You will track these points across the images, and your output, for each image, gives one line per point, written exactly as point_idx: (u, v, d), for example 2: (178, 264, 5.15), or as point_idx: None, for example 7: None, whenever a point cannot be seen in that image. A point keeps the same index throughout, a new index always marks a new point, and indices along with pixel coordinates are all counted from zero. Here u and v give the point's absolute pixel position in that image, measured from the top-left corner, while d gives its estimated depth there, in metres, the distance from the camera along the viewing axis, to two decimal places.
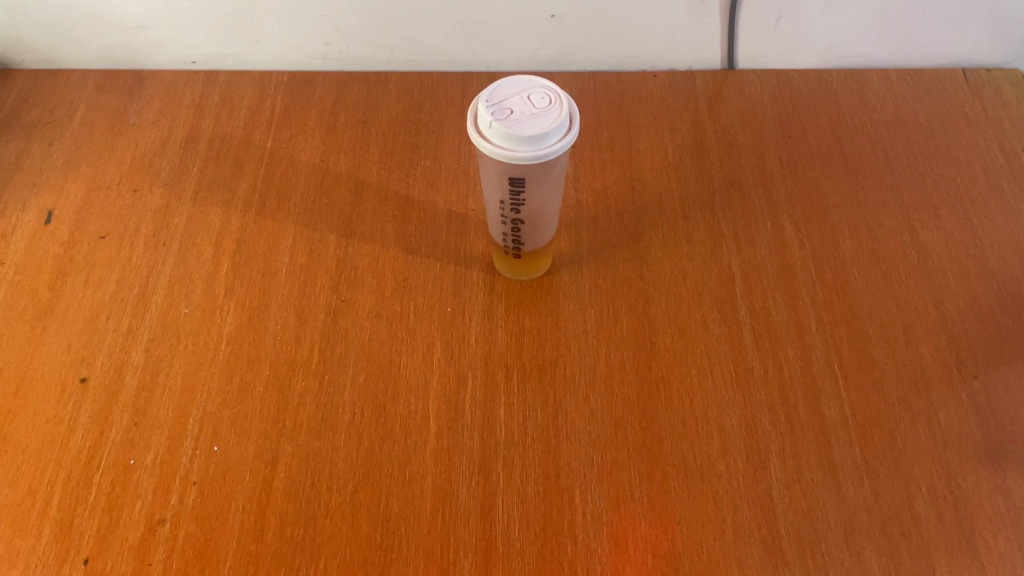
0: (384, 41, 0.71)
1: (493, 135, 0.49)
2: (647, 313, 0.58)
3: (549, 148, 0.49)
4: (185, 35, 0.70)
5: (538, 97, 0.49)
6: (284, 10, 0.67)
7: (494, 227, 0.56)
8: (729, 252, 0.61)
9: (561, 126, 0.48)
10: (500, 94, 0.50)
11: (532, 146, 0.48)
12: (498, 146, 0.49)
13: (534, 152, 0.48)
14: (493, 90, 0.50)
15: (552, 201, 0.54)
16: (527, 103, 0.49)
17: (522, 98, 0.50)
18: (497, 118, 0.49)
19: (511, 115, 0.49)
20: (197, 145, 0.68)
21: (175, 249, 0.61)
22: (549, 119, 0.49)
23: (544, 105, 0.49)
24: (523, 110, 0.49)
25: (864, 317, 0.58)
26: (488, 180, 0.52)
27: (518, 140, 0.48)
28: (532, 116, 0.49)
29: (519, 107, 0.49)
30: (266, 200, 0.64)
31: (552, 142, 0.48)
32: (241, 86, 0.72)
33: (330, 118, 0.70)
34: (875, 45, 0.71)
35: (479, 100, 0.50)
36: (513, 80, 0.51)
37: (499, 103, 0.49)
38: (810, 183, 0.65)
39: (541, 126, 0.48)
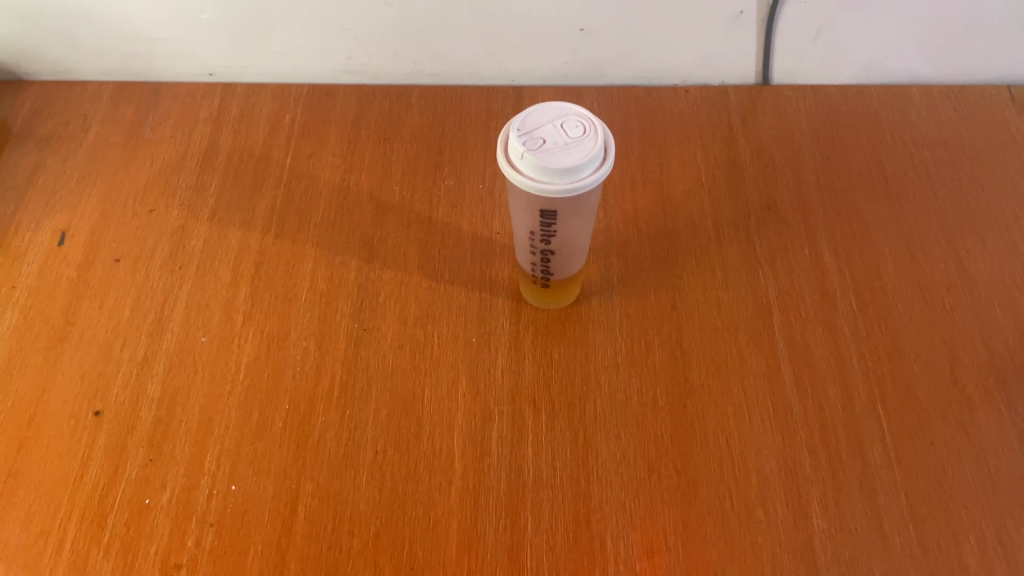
0: (407, 53, 0.69)
1: (524, 166, 0.47)
2: (681, 345, 0.56)
3: (582, 180, 0.46)
4: (203, 47, 0.68)
5: (572, 126, 0.47)
6: (304, 20, 0.66)
7: (523, 256, 0.54)
8: (766, 280, 0.59)
9: (595, 157, 0.46)
10: (532, 122, 0.48)
11: (565, 178, 0.46)
12: (529, 177, 0.47)
13: (566, 185, 0.46)
14: (525, 117, 0.48)
15: (584, 231, 0.52)
16: (560, 133, 0.47)
17: (555, 126, 0.48)
18: (529, 147, 0.46)
19: (543, 144, 0.47)
20: (215, 162, 0.66)
21: (192, 272, 0.59)
22: (583, 149, 0.46)
23: (578, 134, 0.47)
24: (556, 139, 0.47)
25: (907, 352, 0.55)
26: (517, 210, 0.50)
27: (550, 172, 0.46)
28: (566, 146, 0.47)
29: (552, 136, 0.47)
30: (285, 221, 0.62)
31: (587, 173, 0.46)
32: (260, 100, 0.70)
33: (352, 134, 0.67)
34: (917, 60, 0.68)
35: (511, 128, 0.48)
36: (546, 106, 0.49)
37: (531, 131, 0.47)
38: (850, 206, 0.62)
39: (574, 157, 0.46)
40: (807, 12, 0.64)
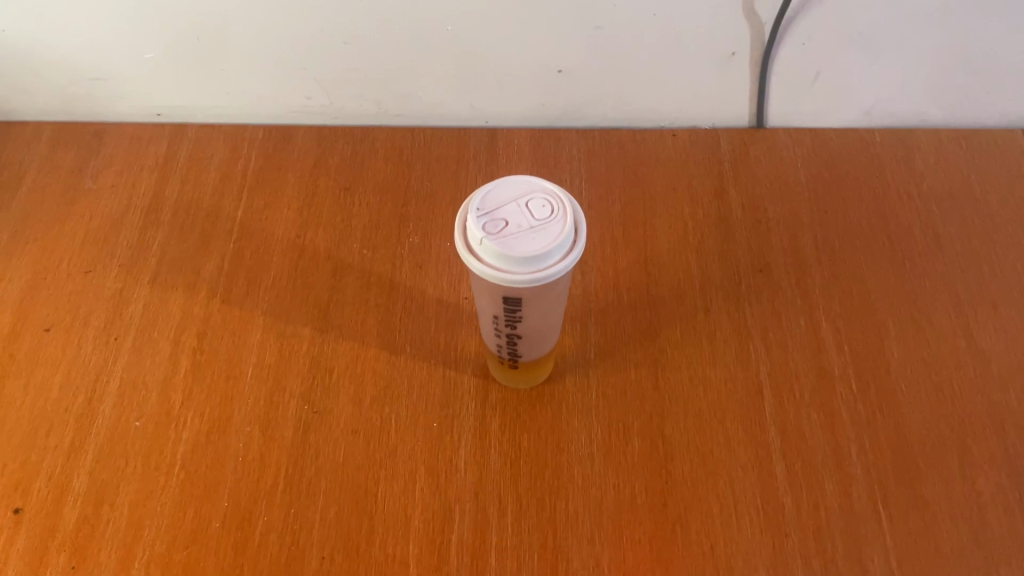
0: (371, 94, 0.63)
1: (483, 252, 0.41)
2: (663, 432, 0.50)
3: (549, 268, 0.41)
4: (149, 87, 0.63)
5: (537, 205, 0.42)
6: (258, 60, 0.61)
7: (487, 337, 0.49)
8: (757, 355, 0.53)
9: (562, 243, 0.41)
10: (493, 201, 0.43)
11: (529, 266, 0.41)
12: (489, 265, 0.41)
13: (531, 274, 0.41)
14: (485, 196, 0.43)
15: (554, 311, 0.47)
16: (524, 214, 0.42)
17: (518, 205, 0.43)
18: (489, 233, 0.41)
19: (505, 227, 0.42)
20: (159, 216, 0.60)
21: (129, 345, 0.54)
22: (548, 234, 0.41)
23: (544, 215, 0.42)
24: (519, 221, 0.42)
25: (913, 442, 0.50)
26: (479, 292, 0.45)
27: (512, 260, 0.41)
28: (529, 230, 0.41)
29: (514, 217, 0.42)
30: (233, 285, 0.57)
31: (553, 262, 0.41)
32: (212, 142, 0.65)
33: (310, 184, 0.62)
34: (925, 104, 0.63)
35: (469, 208, 0.43)
36: (509, 181, 0.44)
37: (492, 213, 0.42)
38: (850, 271, 0.57)
39: (539, 243, 0.41)
40: (804, 54, 0.59)
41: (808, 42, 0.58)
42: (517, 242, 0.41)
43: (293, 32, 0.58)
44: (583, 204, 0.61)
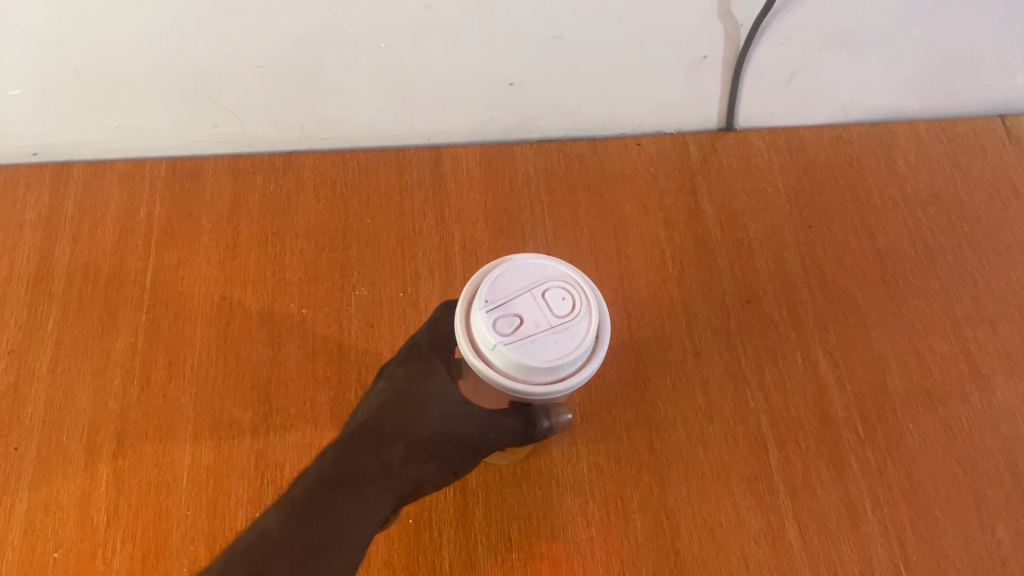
0: (292, 118, 0.54)
1: (495, 357, 0.35)
2: (666, 504, 0.46)
3: (569, 375, 0.35)
4: (19, 123, 0.52)
5: (557, 298, 0.35)
6: (154, 89, 0.51)
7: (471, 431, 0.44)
8: (755, 402, 0.49)
9: (586, 348, 0.34)
10: (503, 293, 0.35)
11: (548, 374, 0.35)
12: (501, 372, 0.35)
13: (550, 385, 0.35)
14: (494, 283, 0.35)
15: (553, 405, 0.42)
16: (542, 310, 0.35)
17: (532, 294, 0.35)
18: (502, 336, 0.34)
19: (519, 326, 0.34)
20: (51, 286, 0.51)
21: (33, 455, 0.46)
22: (570, 335, 0.34)
23: (564, 309, 0.35)
24: (535, 318, 0.35)
25: (928, 491, 0.46)
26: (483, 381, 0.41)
27: (531, 371, 0.34)
28: (548, 330, 0.34)
29: (529, 312, 0.35)
30: (153, 367, 0.49)
31: (576, 371, 0.35)
32: (105, 187, 0.55)
33: (228, 233, 0.54)
34: (903, 97, 0.58)
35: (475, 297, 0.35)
36: (517, 261, 0.36)
37: (503, 308, 0.35)
38: (842, 295, 0.53)
39: (560, 349, 0.34)
40: (781, 52, 0.53)
41: (786, 41, 0.53)
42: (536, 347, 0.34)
43: (194, 57, 0.49)
44: (547, 235, 0.55)
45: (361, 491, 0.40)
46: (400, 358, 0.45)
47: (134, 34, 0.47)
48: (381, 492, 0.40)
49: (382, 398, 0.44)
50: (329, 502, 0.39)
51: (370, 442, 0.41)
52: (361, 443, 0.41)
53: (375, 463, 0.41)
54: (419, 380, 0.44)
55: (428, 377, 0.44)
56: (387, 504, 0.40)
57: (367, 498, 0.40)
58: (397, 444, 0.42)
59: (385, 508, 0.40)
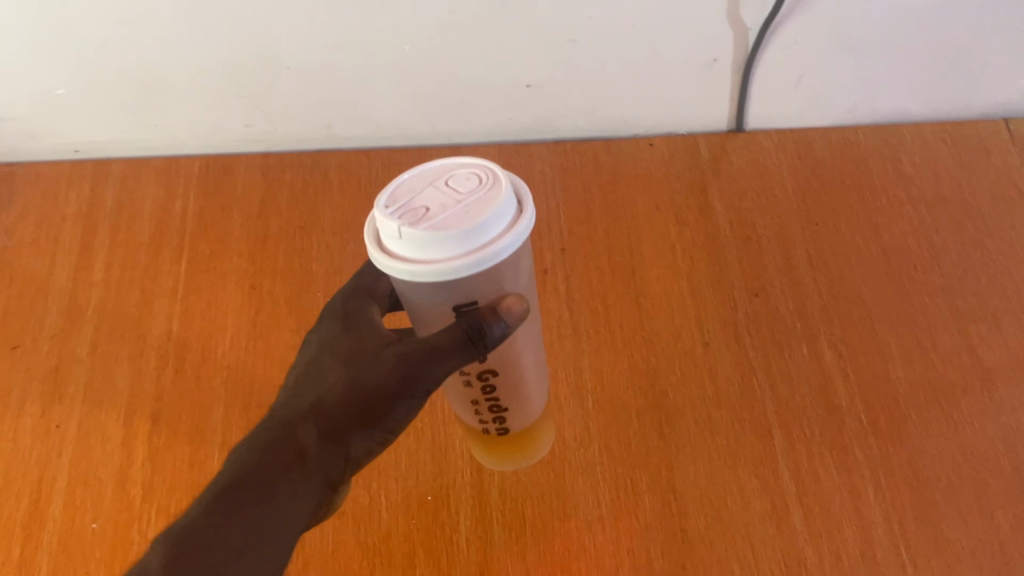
0: (320, 119, 0.57)
1: (401, 246, 0.27)
2: (674, 486, 0.47)
3: (493, 245, 0.27)
4: (64, 123, 0.56)
5: (462, 177, 0.28)
6: (191, 90, 0.54)
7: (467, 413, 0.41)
8: (762, 391, 0.51)
9: (504, 205, 0.27)
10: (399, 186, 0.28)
11: (469, 241, 0.27)
12: (410, 262, 0.27)
13: (469, 254, 0.27)
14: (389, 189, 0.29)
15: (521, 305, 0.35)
16: (447, 189, 0.28)
17: (434, 187, 0.29)
18: (401, 219, 0.27)
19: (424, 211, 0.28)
20: (91, 274, 0.54)
21: (74, 432, 0.48)
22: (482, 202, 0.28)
23: (472, 186, 0.28)
24: (440, 200, 0.28)
25: (930, 477, 0.47)
26: (419, 316, 0.34)
27: (438, 241, 0.26)
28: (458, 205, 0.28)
29: (434, 198, 0.28)
30: (186, 351, 0.51)
31: (495, 235, 0.27)
32: (143, 183, 0.58)
33: (258, 226, 0.56)
34: (909, 101, 0.60)
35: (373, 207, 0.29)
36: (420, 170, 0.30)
37: (404, 202, 0.28)
38: (848, 290, 0.55)
39: (472, 214, 0.27)
40: (789, 57, 0.55)
41: (793, 46, 0.54)
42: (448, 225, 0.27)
43: (228, 59, 0.51)
44: (562, 232, 0.57)
45: (268, 485, 0.35)
46: (325, 319, 0.42)
47: (173, 37, 0.49)
48: (298, 481, 0.36)
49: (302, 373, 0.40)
50: (232, 504, 0.34)
51: (279, 435, 0.37)
52: (271, 431, 0.37)
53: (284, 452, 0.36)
54: (332, 348, 0.39)
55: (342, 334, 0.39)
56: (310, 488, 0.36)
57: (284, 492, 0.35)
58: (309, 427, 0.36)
59: (308, 493, 0.36)
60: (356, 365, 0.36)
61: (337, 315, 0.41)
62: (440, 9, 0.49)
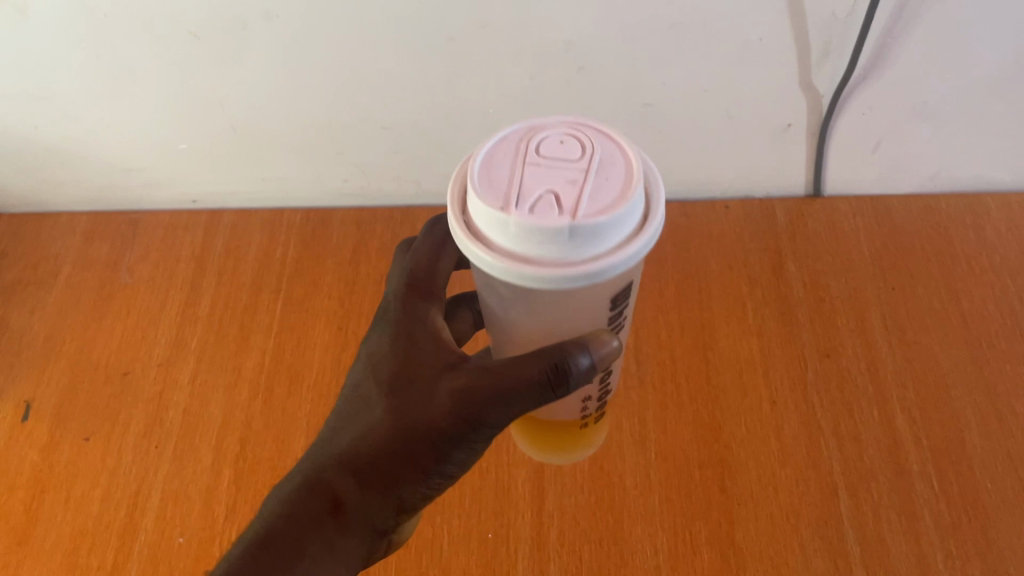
0: (410, 175, 0.61)
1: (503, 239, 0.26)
2: (733, 540, 0.47)
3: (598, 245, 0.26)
4: (185, 177, 0.62)
5: (565, 147, 0.27)
6: (295, 147, 0.59)
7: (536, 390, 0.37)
8: (829, 451, 0.51)
9: (626, 209, 0.25)
10: (510, 187, 0.26)
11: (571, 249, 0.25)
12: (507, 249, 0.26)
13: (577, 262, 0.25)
14: (481, 172, 0.27)
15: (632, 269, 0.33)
16: (563, 176, 0.26)
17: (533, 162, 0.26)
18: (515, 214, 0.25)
19: (529, 175, 0.26)
20: (197, 310, 0.60)
21: (169, 452, 0.53)
22: (618, 193, 0.26)
23: (577, 166, 0.26)
24: (567, 171, 0.26)
25: (1002, 547, 0.46)
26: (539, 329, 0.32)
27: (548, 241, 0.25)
28: (588, 182, 0.26)
29: (552, 168, 0.26)
30: (275, 384, 0.55)
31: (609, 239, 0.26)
32: (249, 230, 0.64)
33: (349, 271, 0.60)
34: (994, 168, 0.59)
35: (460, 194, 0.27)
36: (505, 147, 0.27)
37: (500, 154, 0.27)
38: (923, 354, 0.54)
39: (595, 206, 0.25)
40: (863, 124, 0.55)
41: (867, 111, 0.54)
42: (571, 207, 0.25)
43: (328, 119, 0.56)
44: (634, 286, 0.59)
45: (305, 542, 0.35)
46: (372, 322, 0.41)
47: (278, 99, 0.54)
48: (336, 534, 0.36)
49: (338, 411, 0.39)
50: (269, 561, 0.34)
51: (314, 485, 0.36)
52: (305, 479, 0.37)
53: (319, 506, 0.36)
54: (375, 367, 0.37)
55: (388, 354, 0.37)
56: (350, 537, 0.36)
57: (318, 548, 0.35)
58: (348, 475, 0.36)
59: (348, 546, 0.36)
60: (393, 396, 0.35)
61: (384, 320, 0.39)
62: (521, 75, 0.51)
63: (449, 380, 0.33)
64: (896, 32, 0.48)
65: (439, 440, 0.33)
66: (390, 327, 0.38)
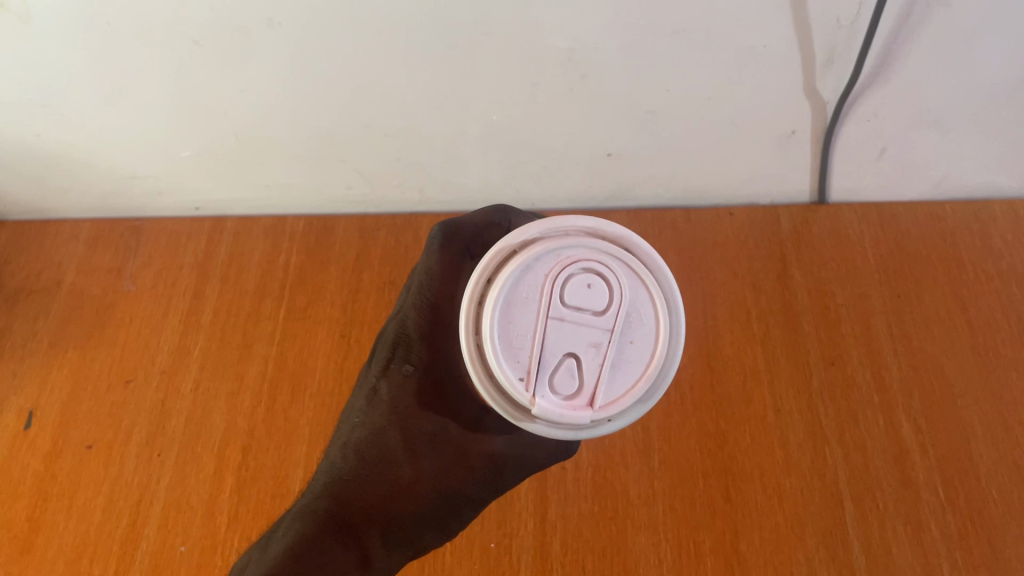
0: (413, 182, 0.61)
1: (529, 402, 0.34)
2: (738, 551, 0.48)
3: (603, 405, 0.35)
4: (188, 183, 0.62)
5: (587, 299, 0.34)
6: (297, 155, 0.59)
7: None
8: (834, 461, 0.51)
9: (627, 385, 0.35)
10: (534, 346, 0.34)
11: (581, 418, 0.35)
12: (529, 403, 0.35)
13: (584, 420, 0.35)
14: (504, 322, 0.34)
15: None
16: (580, 344, 0.34)
17: (559, 329, 0.34)
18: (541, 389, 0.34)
19: (551, 337, 0.34)
20: (200, 318, 0.60)
21: (172, 460, 0.53)
22: (628, 370, 0.35)
23: (592, 334, 0.34)
24: (588, 336, 0.34)
25: (1009, 557, 0.46)
26: None
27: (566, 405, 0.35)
28: (606, 352, 0.34)
29: (573, 334, 0.34)
30: (278, 392, 0.56)
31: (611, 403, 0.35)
32: (252, 236, 0.64)
33: (352, 278, 0.61)
34: (1001, 175, 0.58)
35: (486, 339, 0.34)
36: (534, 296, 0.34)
37: (523, 297, 0.34)
38: (930, 362, 0.54)
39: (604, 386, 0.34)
40: (869, 131, 0.55)
41: (873, 118, 0.54)
42: (587, 389, 0.34)
43: (333, 127, 0.56)
44: None
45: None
46: (379, 355, 0.47)
47: (281, 107, 0.54)
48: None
49: (347, 439, 0.46)
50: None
51: (341, 531, 0.42)
52: (329, 521, 0.42)
53: (348, 552, 0.41)
54: (402, 421, 0.45)
55: (420, 414, 0.45)
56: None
57: None
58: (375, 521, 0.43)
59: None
60: (428, 454, 0.45)
61: (405, 372, 0.46)
62: (525, 82, 0.51)
63: (478, 446, 0.45)
64: (901, 39, 0.47)
65: (459, 497, 0.46)
66: (418, 388, 0.45)
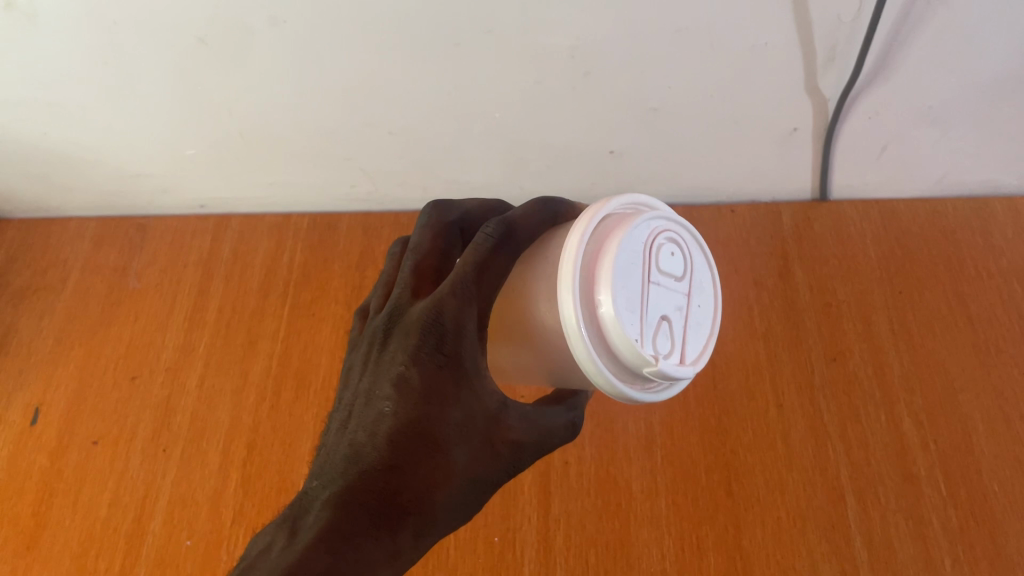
0: (416, 180, 0.62)
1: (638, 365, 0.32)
2: (740, 545, 0.48)
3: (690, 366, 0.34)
4: (193, 181, 0.62)
5: (671, 262, 0.34)
6: (301, 153, 0.59)
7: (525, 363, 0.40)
8: (836, 456, 0.51)
9: (702, 345, 0.35)
10: (644, 306, 0.32)
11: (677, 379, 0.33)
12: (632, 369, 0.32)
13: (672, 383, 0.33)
14: (620, 283, 0.31)
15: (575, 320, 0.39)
16: (671, 305, 0.33)
17: (658, 288, 0.33)
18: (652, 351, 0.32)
19: (655, 298, 0.32)
20: (205, 315, 0.60)
21: (177, 456, 0.54)
22: (702, 330, 0.35)
23: (677, 295, 0.34)
24: (674, 300, 0.33)
25: (1011, 552, 0.46)
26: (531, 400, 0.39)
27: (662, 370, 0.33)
28: (687, 313, 0.34)
29: (665, 296, 0.33)
30: (282, 389, 0.56)
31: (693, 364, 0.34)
32: (257, 235, 0.64)
33: (356, 275, 0.61)
34: (1001, 171, 0.58)
35: (605, 301, 0.31)
36: (636, 255, 0.32)
37: (630, 259, 0.32)
38: (932, 358, 0.54)
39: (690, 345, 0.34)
40: (870, 128, 0.55)
41: (874, 115, 0.54)
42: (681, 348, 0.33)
43: (336, 125, 0.56)
44: None
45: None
46: (397, 338, 0.34)
47: (286, 105, 0.54)
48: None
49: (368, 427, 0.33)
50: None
51: (373, 523, 0.31)
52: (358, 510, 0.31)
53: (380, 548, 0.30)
54: (432, 401, 0.32)
55: (452, 394, 0.33)
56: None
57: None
58: (403, 527, 0.31)
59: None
60: (460, 444, 0.33)
61: (437, 361, 0.33)
62: (528, 80, 0.52)
63: (506, 432, 0.34)
64: (901, 36, 0.47)
65: (485, 492, 0.34)
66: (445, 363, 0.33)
